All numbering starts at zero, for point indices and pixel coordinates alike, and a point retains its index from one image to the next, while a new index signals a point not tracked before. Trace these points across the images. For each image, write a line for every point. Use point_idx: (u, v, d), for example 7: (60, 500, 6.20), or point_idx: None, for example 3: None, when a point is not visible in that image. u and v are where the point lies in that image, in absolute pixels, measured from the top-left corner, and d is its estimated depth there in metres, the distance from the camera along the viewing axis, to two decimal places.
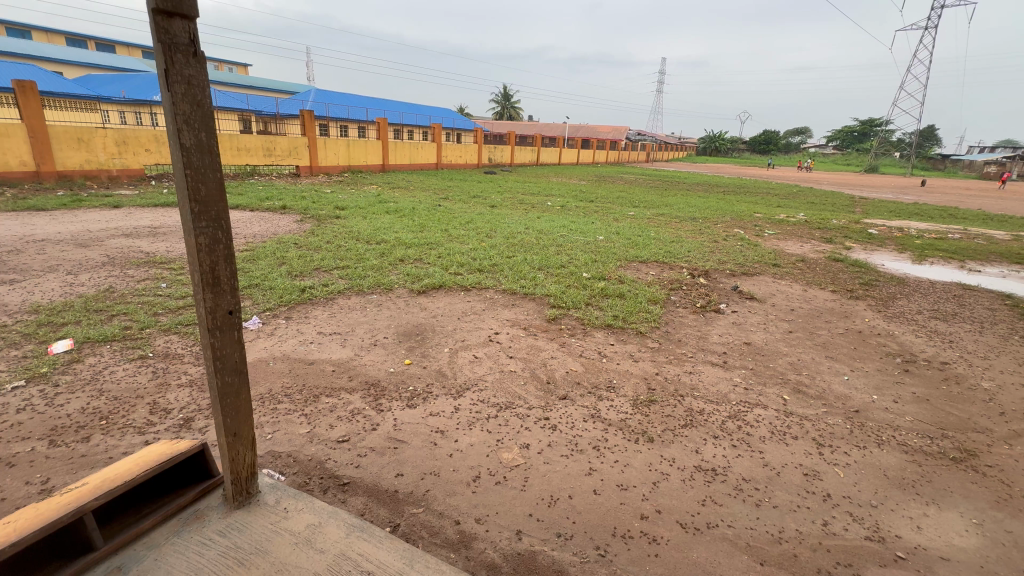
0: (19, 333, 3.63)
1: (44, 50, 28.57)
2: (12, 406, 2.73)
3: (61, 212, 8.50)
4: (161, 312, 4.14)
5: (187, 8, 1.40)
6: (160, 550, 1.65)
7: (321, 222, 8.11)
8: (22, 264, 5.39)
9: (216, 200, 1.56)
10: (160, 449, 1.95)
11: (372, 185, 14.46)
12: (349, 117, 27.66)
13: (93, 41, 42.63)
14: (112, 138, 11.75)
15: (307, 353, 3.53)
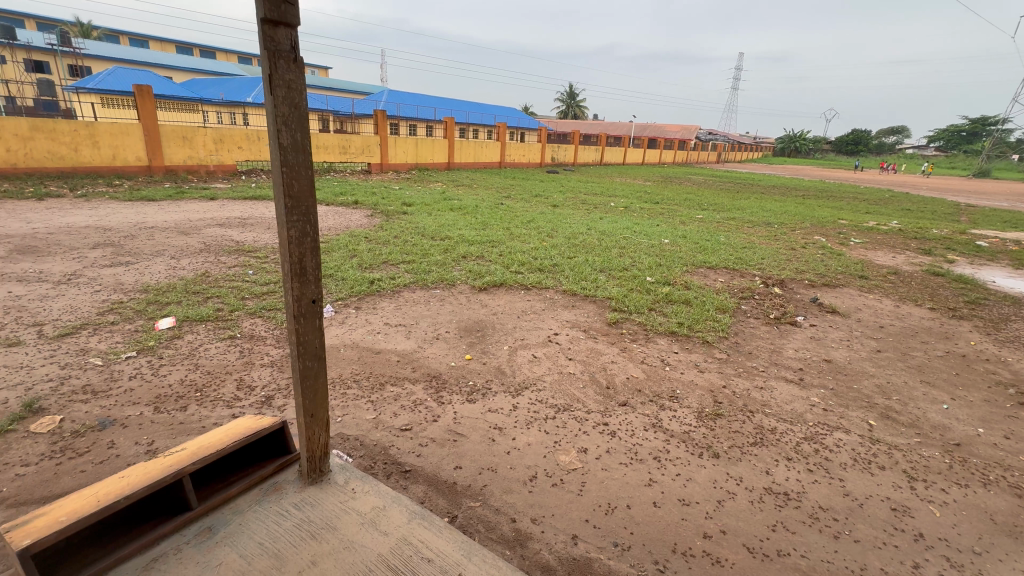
0: (133, 308, 4.11)
1: (157, 57, 32.04)
2: (126, 373, 3.09)
3: (168, 202, 9.50)
4: (247, 296, 4.51)
5: (291, 18, 1.51)
6: (242, 517, 1.80)
7: (389, 217, 8.47)
8: (136, 248, 6.09)
9: (307, 196, 1.67)
10: (248, 423, 2.13)
11: (438, 182, 14.88)
12: (418, 116, 28.66)
13: (199, 49, 47.33)
14: (211, 137, 12.96)
15: (375, 342, 3.71)
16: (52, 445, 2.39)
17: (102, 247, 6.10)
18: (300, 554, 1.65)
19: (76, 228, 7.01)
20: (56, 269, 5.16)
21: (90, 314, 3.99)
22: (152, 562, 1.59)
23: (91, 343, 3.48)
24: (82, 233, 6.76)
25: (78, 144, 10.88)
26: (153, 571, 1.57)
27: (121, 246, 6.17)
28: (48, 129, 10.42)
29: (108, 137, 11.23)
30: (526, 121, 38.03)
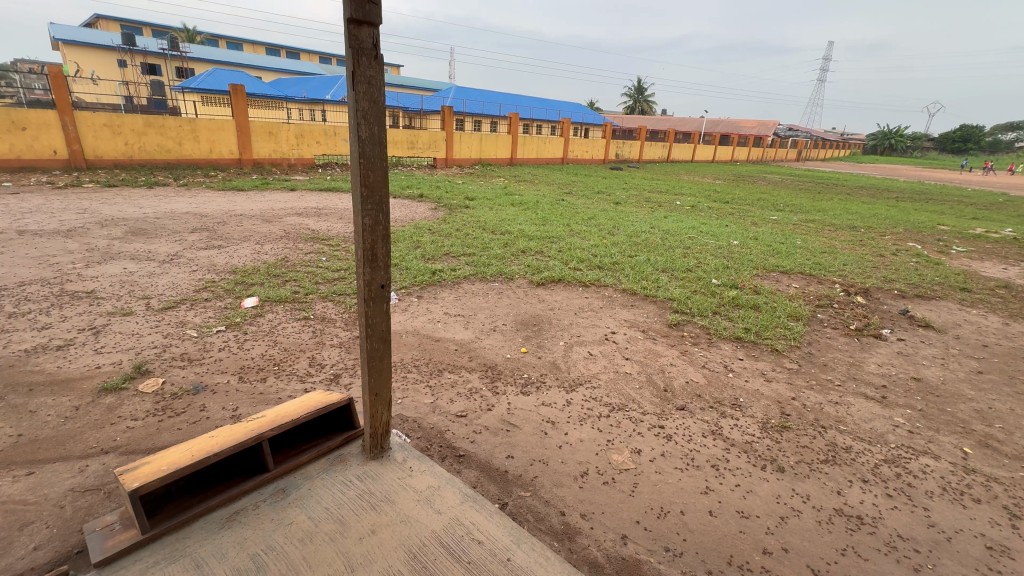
0: (223, 288, 4.54)
1: (249, 58, 34.83)
2: (216, 345, 3.42)
3: (254, 192, 10.35)
4: (320, 281, 4.83)
5: (374, 17, 1.59)
6: (312, 482, 1.95)
7: (452, 210, 8.70)
8: (227, 233, 6.70)
9: (380, 186, 1.76)
10: (319, 398, 2.30)
11: (500, 177, 15.05)
12: (483, 112, 29.10)
13: (285, 50, 50.94)
14: (293, 132, 13.91)
15: (435, 330, 3.84)
16: (155, 404, 2.71)
17: (199, 231, 6.78)
18: (361, 522, 1.76)
19: (178, 214, 7.83)
20: (162, 249, 5.80)
21: (189, 291, 4.45)
22: (235, 514, 1.78)
23: (188, 316, 3.89)
24: (183, 219, 7.55)
25: (182, 138, 12.11)
26: (235, 522, 1.74)
27: (214, 231, 6.83)
28: (158, 125, 11.68)
29: (207, 132, 12.41)
30: (590, 117, 37.44)
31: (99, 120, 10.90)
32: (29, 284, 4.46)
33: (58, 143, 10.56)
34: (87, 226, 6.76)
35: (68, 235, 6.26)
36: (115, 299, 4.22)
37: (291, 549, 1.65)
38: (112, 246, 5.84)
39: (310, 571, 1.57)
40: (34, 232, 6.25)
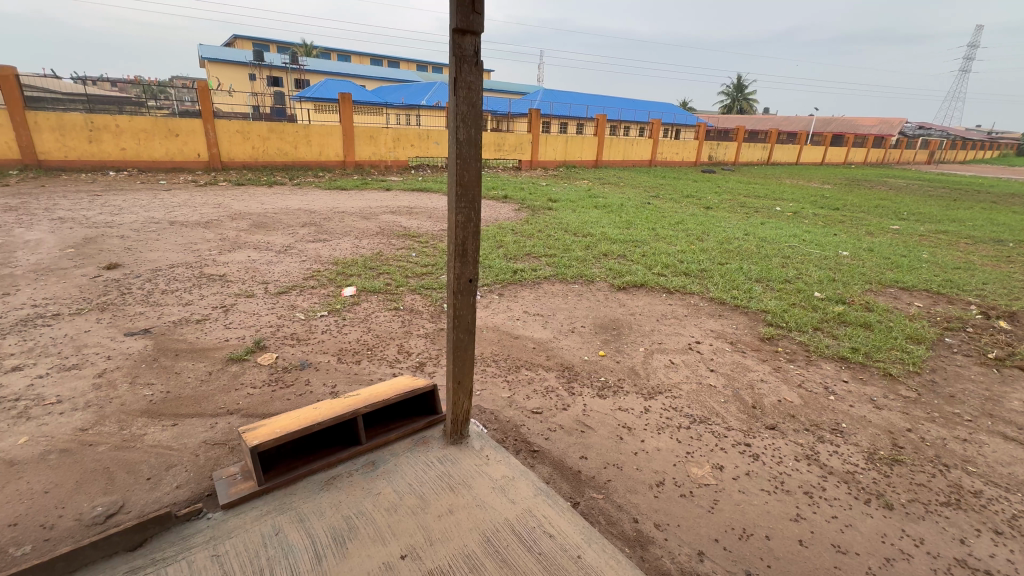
0: (327, 277, 5.01)
1: (356, 68, 37.87)
2: (319, 328, 3.79)
3: (355, 191, 11.25)
4: (410, 275, 5.15)
5: (477, 26, 1.69)
6: (398, 459, 2.11)
7: (535, 212, 8.79)
8: (331, 228, 7.38)
9: (474, 185, 1.86)
10: (407, 382, 2.47)
11: (584, 180, 14.93)
12: (570, 114, 29.02)
13: (387, 60, 54.76)
14: (391, 136, 14.92)
15: (514, 327, 3.93)
16: (270, 375, 3.08)
17: (308, 225, 7.53)
18: (440, 502, 1.88)
19: (292, 210, 8.76)
20: (278, 241, 6.53)
21: (299, 278, 4.97)
22: (332, 478, 1.98)
23: (298, 301, 4.35)
24: (295, 214, 8.42)
25: (298, 143, 13.51)
26: (332, 485, 1.94)
27: (321, 226, 7.54)
28: (279, 131, 13.13)
29: (318, 137, 13.73)
30: (682, 117, 35.81)
31: (233, 127, 12.51)
32: (177, 267, 5.26)
33: (201, 147, 12.29)
34: (220, 218, 7.80)
35: (206, 226, 7.28)
36: (241, 282, 4.84)
37: (379, 516, 1.80)
38: (239, 237, 6.70)
39: (393, 539, 1.71)
40: (181, 223, 7.35)
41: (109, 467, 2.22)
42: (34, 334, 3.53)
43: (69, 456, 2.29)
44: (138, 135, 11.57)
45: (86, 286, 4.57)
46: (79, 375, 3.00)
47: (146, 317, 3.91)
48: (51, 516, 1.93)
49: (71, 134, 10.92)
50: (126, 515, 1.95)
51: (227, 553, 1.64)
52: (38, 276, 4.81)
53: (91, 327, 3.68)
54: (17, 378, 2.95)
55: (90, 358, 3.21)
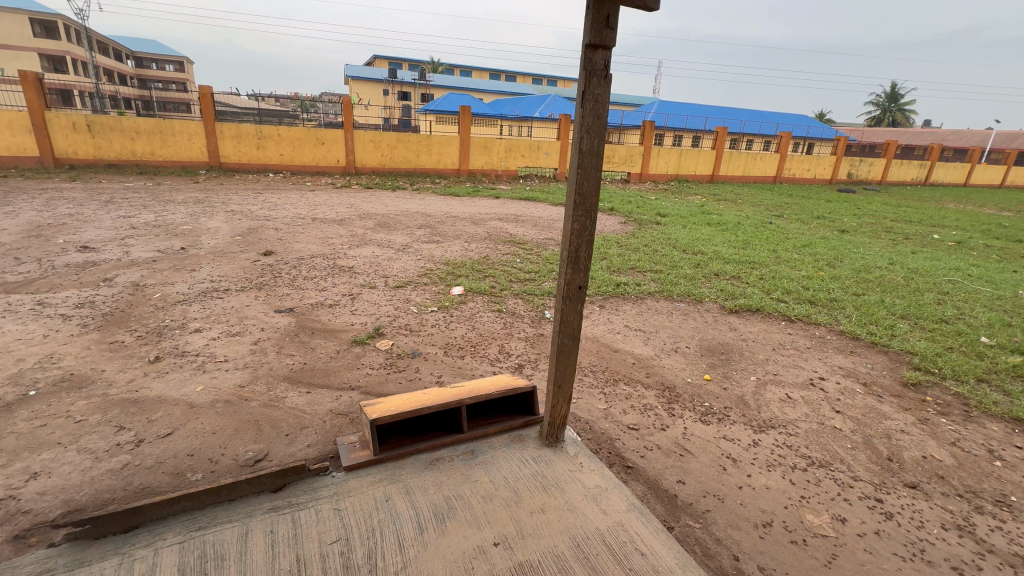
0: (438, 276, 5.38)
1: (476, 83, 40.12)
2: (430, 322, 4.10)
3: (467, 198, 11.88)
4: (514, 280, 5.33)
5: (609, 41, 1.73)
6: (495, 451, 2.21)
7: (641, 226, 8.56)
8: (444, 231, 7.90)
9: (592, 195, 1.91)
10: (508, 381, 2.57)
11: (697, 195, 14.16)
12: (686, 127, 27.72)
13: (505, 75, 57.44)
14: (503, 146, 15.56)
15: (614, 340, 3.88)
16: (386, 359, 3.40)
17: (424, 227, 8.16)
18: (533, 499, 1.93)
19: (411, 213, 9.54)
20: (398, 240, 7.16)
21: (414, 275, 5.41)
22: (436, 459, 2.14)
23: (412, 295, 4.74)
24: (414, 217, 9.15)
25: (421, 151, 14.69)
26: (435, 467, 2.09)
27: (435, 229, 8.11)
28: (405, 140, 14.40)
29: (438, 146, 14.79)
30: (817, 131, 32.31)
31: (368, 137, 14.00)
32: (316, 257, 6.03)
33: (341, 154, 13.95)
34: (352, 217, 8.77)
35: (341, 223, 8.23)
36: (365, 275, 5.40)
37: (476, 501, 1.91)
38: (366, 234, 7.48)
39: (488, 525, 1.80)
40: (321, 220, 8.40)
41: (259, 421, 2.63)
42: (210, 304, 4.29)
43: (230, 406, 2.76)
44: (293, 143, 13.47)
45: (248, 269, 5.43)
46: (240, 341, 3.60)
47: (290, 298, 4.55)
48: (216, 453, 2.35)
49: (245, 141, 13.06)
50: (269, 462, 2.29)
51: (346, 509, 1.86)
52: (215, 257, 5.84)
53: (250, 302, 4.38)
54: (197, 338, 3.61)
55: (248, 328, 3.82)
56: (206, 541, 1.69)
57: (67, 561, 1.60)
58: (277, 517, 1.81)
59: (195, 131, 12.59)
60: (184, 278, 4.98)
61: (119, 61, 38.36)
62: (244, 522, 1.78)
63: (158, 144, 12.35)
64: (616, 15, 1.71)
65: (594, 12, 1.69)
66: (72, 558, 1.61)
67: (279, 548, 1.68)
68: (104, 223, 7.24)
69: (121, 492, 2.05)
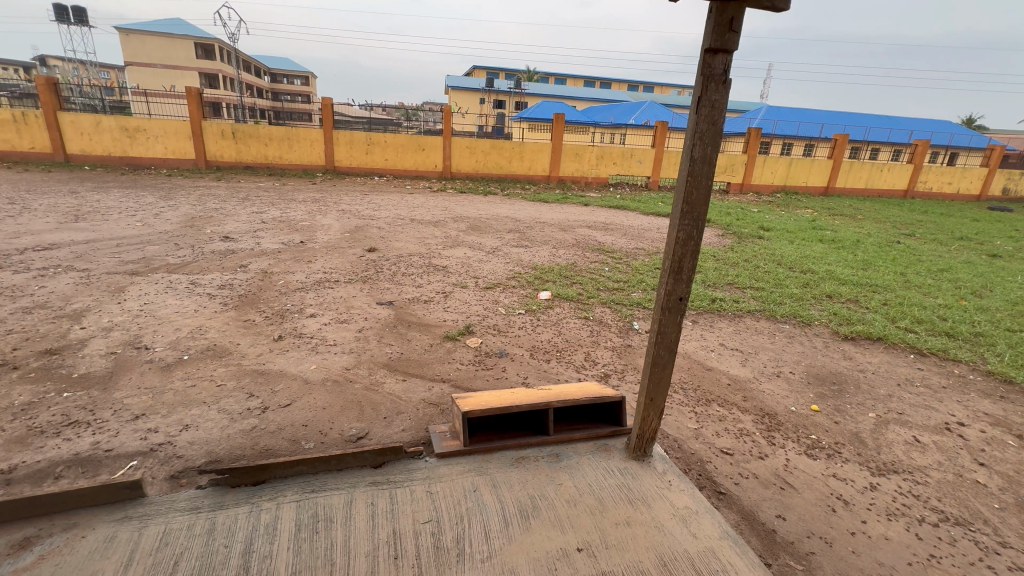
0: (526, 280, 5.48)
1: (571, 91, 40.25)
2: (517, 324, 4.19)
3: (556, 205, 11.94)
4: (602, 288, 5.27)
5: (731, 44, 1.67)
6: (580, 457, 2.21)
7: (741, 239, 8.01)
8: (533, 236, 8.01)
9: (701, 204, 1.84)
10: (596, 389, 2.55)
11: (807, 209, 12.93)
12: (798, 134, 25.45)
13: (599, 82, 57.03)
14: (595, 154, 15.42)
15: (707, 358, 3.68)
16: (475, 357, 3.54)
17: (514, 232, 8.34)
18: (618, 511, 1.90)
19: (501, 217, 9.81)
20: (489, 243, 7.39)
21: (503, 278, 5.55)
22: (521, 458, 2.19)
23: (501, 297, 4.88)
24: (504, 221, 9.40)
25: (513, 158, 15.06)
26: (520, 465, 2.14)
27: (524, 233, 8.25)
28: (499, 147, 14.85)
29: (530, 153, 15.05)
30: (964, 139, 27.96)
31: (464, 144, 14.66)
32: (414, 256, 6.43)
33: (439, 159, 14.75)
34: (446, 219, 9.22)
35: (436, 225, 8.69)
36: (457, 275, 5.65)
37: (560, 504, 1.92)
38: (459, 236, 7.82)
39: (571, 530, 1.80)
40: (419, 221, 8.93)
41: (361, 402, 2.87)
42: (323, 293, 4.76)
43: (337, 385, 3.05)
44: (398, 149, 14.50)
45: (355, 263, 5.95)
46: (348, 328, 3.95)
47: (390, 292, 4.90)
48: (325, 427, 2.60)
49: (356, 147, 14.30)
50: (370, 440, 2.50)
51: (437, 493, 1.96)
52: (327, 251, 6.47)
53: (356, 293, 4.79)
54: (312, 322, 4.03)
55: (353, 316, 4.19)
56: (318, 503, 1.88)
57: (210, 502, 1.88)
58: (377, 491, 1.97)
59: (315, 138, 14.06)
60: (302, 269, 5.58)
61: (258, 76, 43.87)
62: (349, 491, 1.96)
63: (286, 150, 13.96)
64: (740, 18, 1.64)
65: (716, 16, 1.64)
66: (215, 501, 1.89)
67: (378, 520, 1.82)
68: (241, 217, 8.34)
69: (250, 450, 2.35)
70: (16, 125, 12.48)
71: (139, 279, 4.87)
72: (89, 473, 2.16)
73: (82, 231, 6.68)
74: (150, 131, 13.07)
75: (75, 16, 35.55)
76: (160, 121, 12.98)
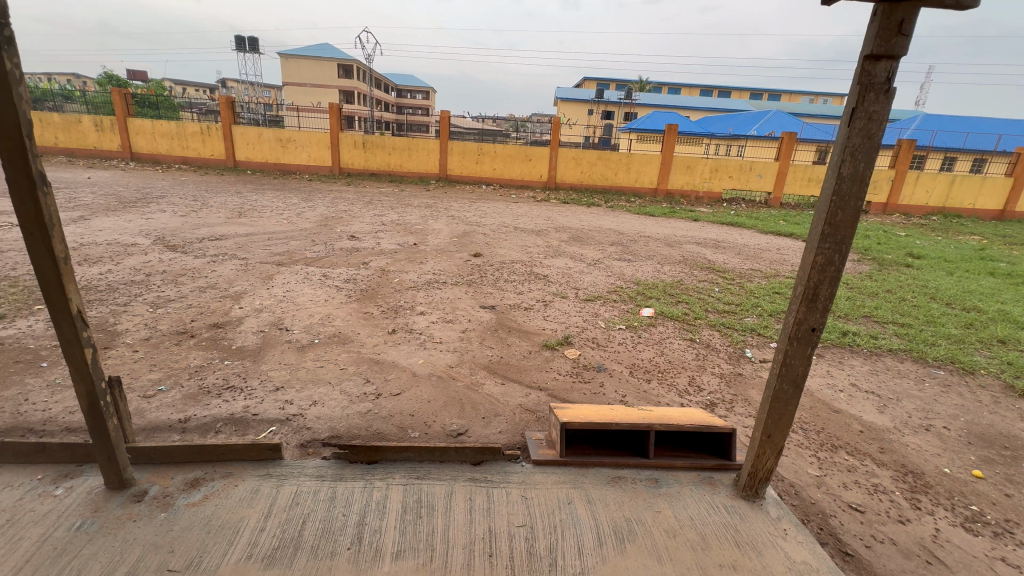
0: (628, 295, 5.34)
1: (685, 101, 38.54)
2: (617, 339, 4.10)
3: (662, 219, 11.48)
4: (711, 309, 4.95)
5: (900, 49, 1.48)
6: (682, 487, 2.09)
7: (882, 266, 6.99)
8: (636, 250, 7.78)
9: (847, 225, 1.65)
10: (702, 417, 2.40)
11: (973, 235, 10.92)
12: (964, 147, 21.63)
13: (717, 92, 53.89)
14: (709, 167, 14.55)
15: (834, 398, 3.26)
16: (572, 368, 3.53)
17: (617, 245, 8.17)
18: (723, 552, 1.77)
19: (604, 229, 9.68)
20: (591, 255, 7.33)
21: (604, 291, 5.46)
22: (618, 477, 2.13)
23: (600, 310, 4.81)
24: (607, 233, 9.26)
25: (619, 169, 14.81)
26: (616, 484, 2.09)
27: (627, 247, 8.06)
28: (606, 158, 14.68)
29: (638, 165, 14.67)
30: None
31: (571, 155, 14.75)
32: (516, 263, 6.61)
33: (544, 170, 15.02)
34: (549, 229, 9.34)
35: (539, 234, 8.84)
36: (558, 284, 5.69)
37: (658, 532, 1.84)
38: (561, 246, 7.87)
39: (669, 561, 1.71)
40: (522, 229, 9.17)
41: (462, 400, 3.01)
42: (432, 293, 5.10)
43: (441, 381, 3.23)
44: (506, 159, 15.03)
45: (461, 267, 6.27)
46: (454, 328, 4.18)
47: (493, 296, 5.09)
48: (429, 419, 2.77)
49: (468, 157, 15.11)
50: (469, 438, 2.61)
51: (532, 499, 1.99)
52: (438, 254, 6.90)
53: (461, 296, 5.05)
54: (421, 319, 4.33)
55: (458, 317, 4.41)
56: (422, 490, 2.01)
57: (332, 473, 2.10)
58: (475, 488, 2.05)
59: (432, 148, 15.13)
60: (415, 269, 6.02)
61: (387, 92, 48.50)
62: (450, 483, 2.06)
63: (406, 159, 15.21)
64: (913, 19, 1.45)
65: (883, 19, 1.47)
66: (336, 472, 2.11)
67: (475, 515, 1.89)
68: (365, 219, 9.24)
69: (365, 432, 2.59)
70: (203, 136, 15.08)
71: (283, 269, 5.63)
72: (240, 431, 2.54)
73: (244, 225, 7.91)
74: (299, 141, 15.06)
75: (250, 46, 42.34)
76: (307, 133, 14.90)
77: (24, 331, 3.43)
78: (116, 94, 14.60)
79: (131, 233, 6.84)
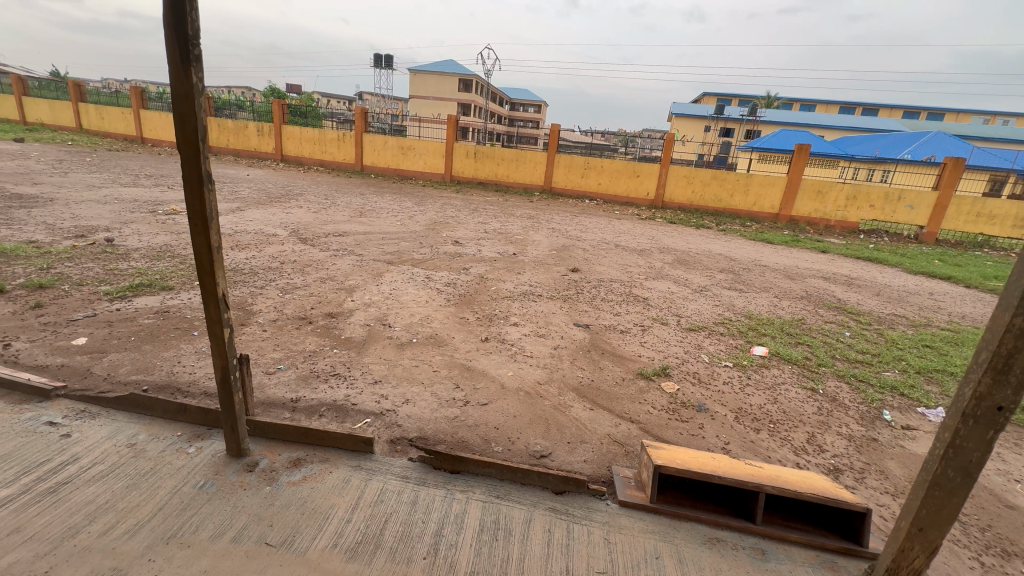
0: (738, 329, 4.86)
1: (821, 119, 34.87)
2: (722, 378, 3.72)
3: (783, 247, 10.41)
4: (838, 357, 4.30)
5: None
6: (794, 566, 1.79)
7: None
8: (749, 280, 7.10)
9: None
10: (827, 486, 2.04)
11: None
12: None
13: (861, 109, 48.00)
14: (845, 193, 12.90)
15: (1007, 489, 2.61)
16: (668, 404, 3.25)
17: (727, 272, 7.53)
18: None
19: (714, 254, 9.01)
20: (697, 281, 6.83)
21: (710, 322, 5.04)
22: (715, 539, 1.89)
23: (704, 343, 4.42)
24: (716, 258, 8.60)
25: (736, 190, 13.75)
26: (713, 547, 1.85)
27: (739, 275, 7.40)
28: (721, 178, 13.74)
29: (757, 186, 13.50)
30: None
31: (682, 173, 14.04)
32: (615, 282, 6.38)
33: (652, 187, 14.45)
34: (651, 249, 8.93)
35: (641, 253, 8.48)
36: (658, 309, 5.37)
37: None
38: (664, 268, 7.45)
39: None
40: (623, 247, 8.87)
41: (548, 420, 2.92)
42: (527, 305, 5.10)
43: (528, 397, 3.17)
44: (612, 174, 14.75)
45: (558, 280, 6.21)
46: (545, 343, 4.11)
47: (588, 315, 4.94)
48: (514, 435, 2.72)
49: (574, 171, 15.09)
50: (552, 462, 2.51)
51: (616, 544, 1.84)
52: (535, 266, 6.92)
53: (555, 310, 4.98)
54: (514, 331, 4.33)
55: (551, 333, 4.34)
56: (501, 511, 1.96)
57: (416, 476, 2.14)
58: (555, 519, 1.94)
59: (539, 161, 15.37)
60: (512, 279, 6.08)
61: (501, 105, 50.48)
62: (529, 509, 1.98)
63: (513, 170, 15.64)
64: None
65: None
66: (420, 476, 2.14)
67: (554, 550, 1.79)
68: (470, 226, 9.61)
69: (451, 438, 2.62)
70: (339, 142, 16.93)
71: (392, 268, 6.03)
72: (339, 419, 2.70)
73: (363, 224, 8.65)
74: (417, 149, 16.21)
75: (385, 62, 46.78)
76: (425, 142, 16.00)
77: (185, 302, 4.04)
78: (276, 104, 16.95)
79: (273, 224, 7.84)
